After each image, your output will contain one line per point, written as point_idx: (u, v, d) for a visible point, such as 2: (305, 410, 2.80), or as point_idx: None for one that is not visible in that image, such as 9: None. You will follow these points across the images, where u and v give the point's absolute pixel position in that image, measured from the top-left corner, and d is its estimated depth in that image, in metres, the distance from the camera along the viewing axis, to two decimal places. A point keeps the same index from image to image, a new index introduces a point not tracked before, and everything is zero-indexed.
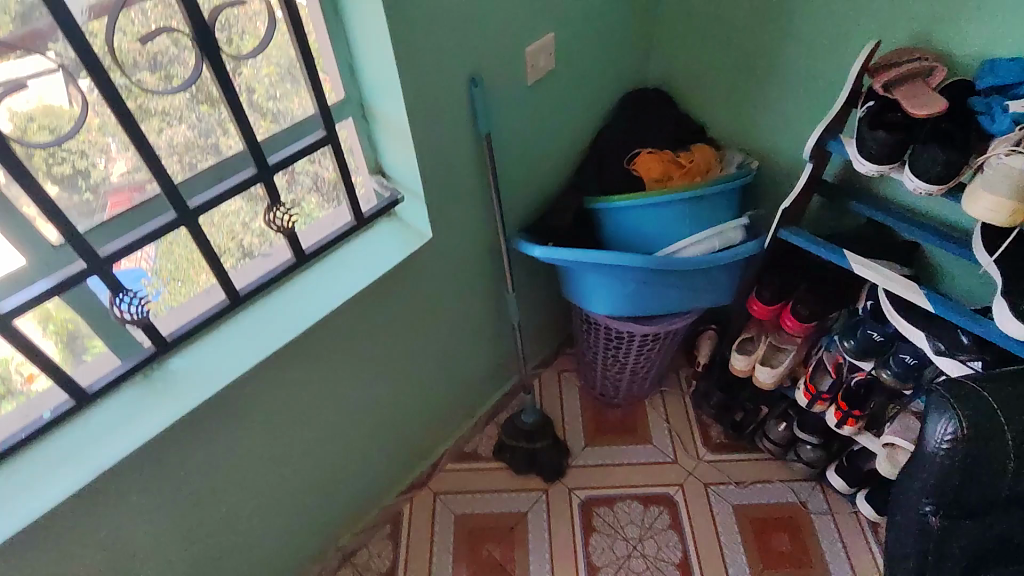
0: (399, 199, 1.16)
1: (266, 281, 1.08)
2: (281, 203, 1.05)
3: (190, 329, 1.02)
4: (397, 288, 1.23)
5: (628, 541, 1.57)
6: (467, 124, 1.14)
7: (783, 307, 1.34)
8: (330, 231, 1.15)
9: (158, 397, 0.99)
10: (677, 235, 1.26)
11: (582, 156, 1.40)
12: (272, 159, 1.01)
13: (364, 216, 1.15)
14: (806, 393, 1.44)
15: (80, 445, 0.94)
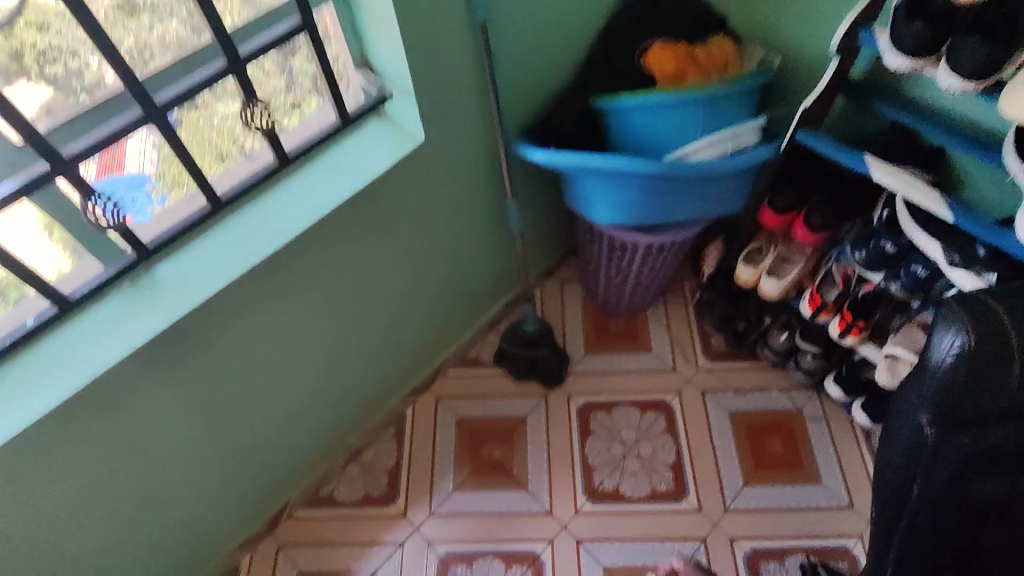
0: (387, 98, 1.11)
1: (247, 185, 1.05)
2: (257, 100, 1.00)
3: (172, 235, 1.00)
4: (391, 193, 1.17)
5: (624, 444, 1.62)
6: (462, 13, 1.04)
7: (794, 216, 1.28)
8: (313, 132, 1.09)
9: (147, 303, 0.98)
10: (687, 137, 1.18)
11: (590, 52, 1.30)
12: (243, 49, 0.95)
13: (349, 116, 1.09)
14: (811, 304, 1.41)
15: (75, 349, 0.94)
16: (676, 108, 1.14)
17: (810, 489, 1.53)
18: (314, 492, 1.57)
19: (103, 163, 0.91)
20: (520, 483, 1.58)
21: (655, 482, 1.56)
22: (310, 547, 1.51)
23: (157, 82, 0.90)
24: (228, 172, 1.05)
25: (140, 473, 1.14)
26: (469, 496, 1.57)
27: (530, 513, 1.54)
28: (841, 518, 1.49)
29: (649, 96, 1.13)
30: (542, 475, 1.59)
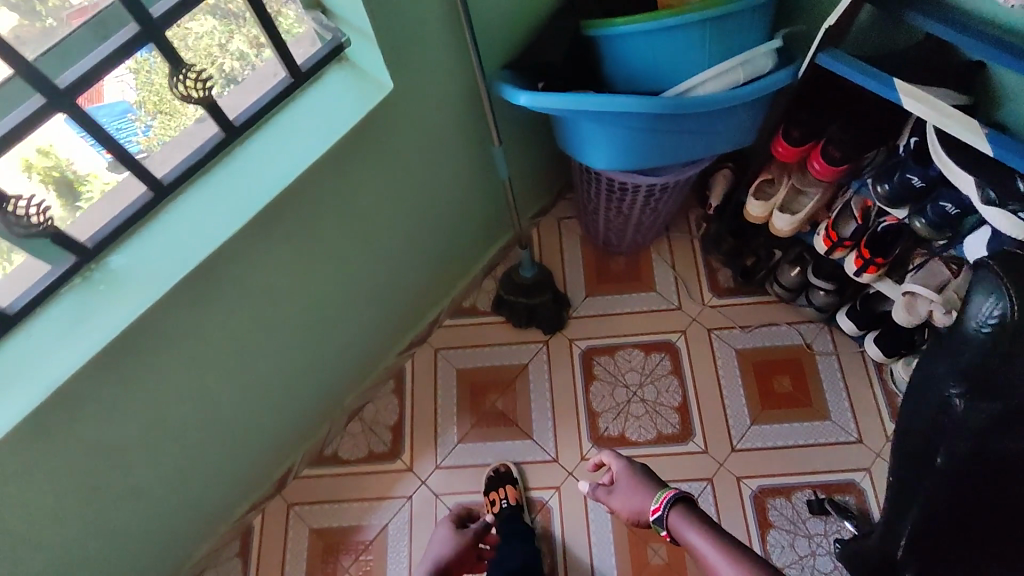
0: (343, 46, 0.96)
1: (190, 165, 0.92)
2: (188, 65, 0.85)
3: (118, 227, 0.90)
4: (362, 151, 1.05)
5: (628, 388, 1.59)
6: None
7: (811, 149, 1.15)
8: (263, 92, 0.96)
9: (100, 299, 0.89)
10: (692, 65, 1.03)
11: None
12: (155, 10, 0.80)
13: (301, 70, 0.95)
14: (826, 240, 1.32)
15: (30, 361, 0.86)
16: (680, 33, 0.98)
17: (818, 425, 1.51)
18: (318, 451, 1.56)
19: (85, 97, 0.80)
20: (524, 433, 1.56)
21: (661, 425, 1.54)
22: (319, 505, 1.52)
23: (57, 60, 0.76)
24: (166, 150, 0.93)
25: (131, 459, 1.11)
26: (474, 447, 1.56)
27: (536, 461, 1.53)
28: (849, 453, 1.47)
29: (649, 20, 0.97)
30: (547, 423, 1.57)
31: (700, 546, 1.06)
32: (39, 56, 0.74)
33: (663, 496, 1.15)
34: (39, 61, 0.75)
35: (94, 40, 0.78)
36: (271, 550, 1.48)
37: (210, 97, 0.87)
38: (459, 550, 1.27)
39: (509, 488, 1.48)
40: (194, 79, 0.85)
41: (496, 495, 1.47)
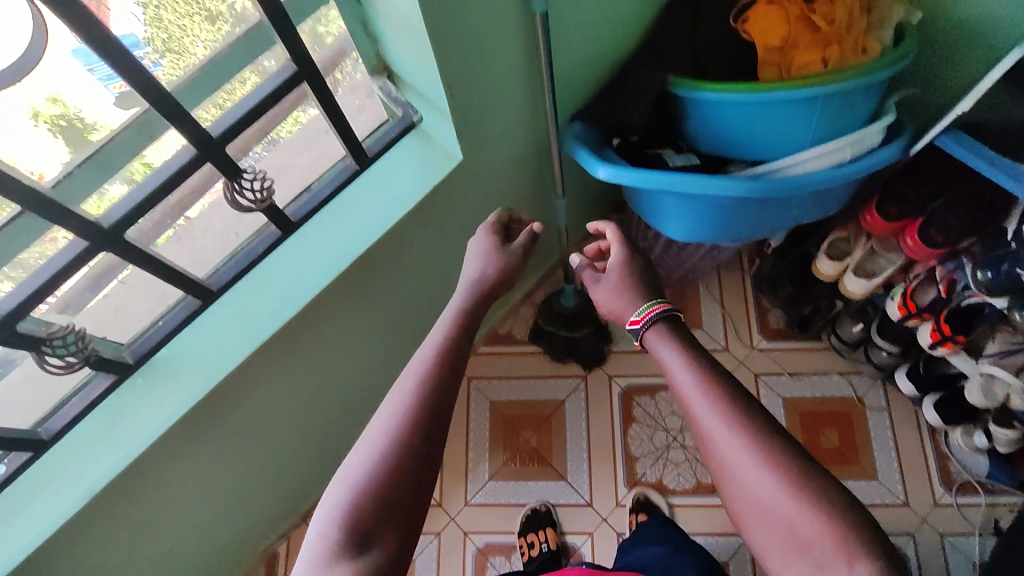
0: (412, 126, 0.88)
1: (241, 270, 0.86)
2: (242, 175, 0.79)
3: (156, 341, 0.84)
4: (425, 222, 0.95)
5: (669, 432, 1.53)
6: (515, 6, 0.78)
7: (906, 225, 1.04)
8: (320, 180, 0.89)
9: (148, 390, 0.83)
10: (791, 138, 0.92)
11: (664, 17, 1.02)
12: (213, 128, 0.74)
13: (369, 157, 0.87)
14: (901, 307, 1.21)
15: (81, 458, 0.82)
16: (789, 107, 0.87)
17: (865, 485, 1.45)
18: None
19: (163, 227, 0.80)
20: (557, 473, 1.51)
21: (700, 474, 1.49)
22: None
23: (95, 169, 0.70)
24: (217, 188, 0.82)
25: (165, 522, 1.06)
26: (505, 486, 1.51)
27: (568, 505, 1.48)
28: (895, 517, 1.41)
29: (756, 91, 0.85)
30: (581, 464, 1.52)
31: (676, 370, 0.70)
32: (73, 168, 0.68)
33: (643, 308, 0.75)
34: (74, 175, 0.68)
35: (140, 140, 0.71)
36: None
37: (271, 202, 0.81)
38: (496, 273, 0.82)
39: (546, 530, 1.43)
40: (255, 190, 0.79)
41: (534, 536, 1.42)
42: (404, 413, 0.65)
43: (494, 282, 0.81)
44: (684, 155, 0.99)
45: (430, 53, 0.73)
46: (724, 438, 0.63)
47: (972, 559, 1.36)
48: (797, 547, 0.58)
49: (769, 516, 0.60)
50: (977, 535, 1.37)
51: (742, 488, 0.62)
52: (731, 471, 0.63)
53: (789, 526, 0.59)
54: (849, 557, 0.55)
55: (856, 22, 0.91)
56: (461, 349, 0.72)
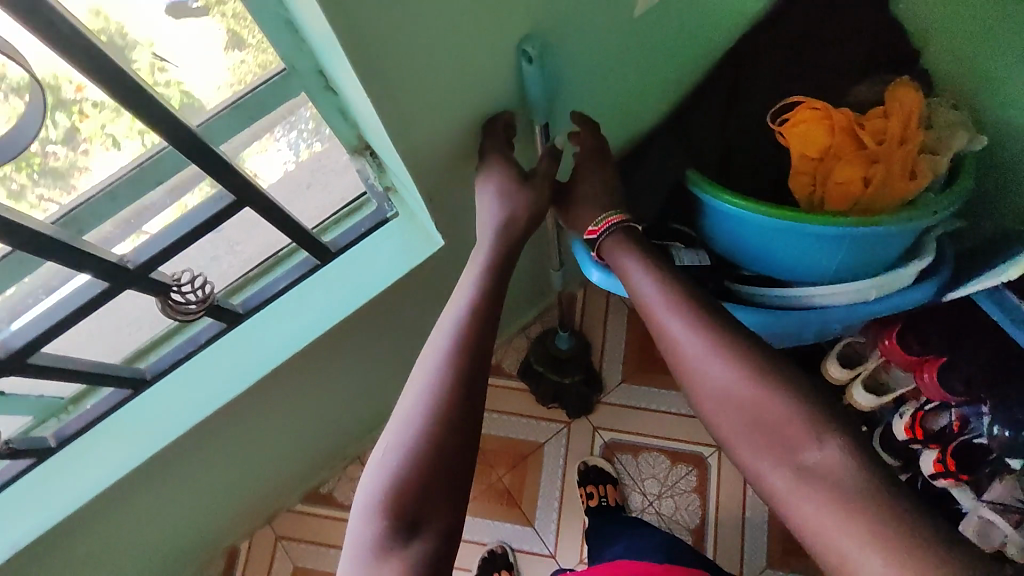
0: (388, 221, 0.84)
1: (179, 360, 0.84)
2: (175, 284, 0.74)
3: (88, 422, 0.84)
4: (402, 289, 0.90)
5: (645, 496, 1.48)
6: (505, 95, 0.70)
7: (926, 360, 0.96)
8: (284, 268, 0.85)
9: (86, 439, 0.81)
10: (809, 265, 0.83)
11: (689, 97, 0.92)
12: (134, 256, 0.68)
13: (335, 251, 0.84)
14: (908, 429, 1.13)
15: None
16: (816, 238, 0.78)
17: None
18: (314, 488, 1.54)
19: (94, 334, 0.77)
20: (525, 518, 1.48)
21: None
22: (307, 545, 1.50)
23: (16, 266, 0.62)
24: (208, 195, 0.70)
25: (115, 535, 1.07)
26: (470, 520, 1.49)
27: (530, 551, 1.45)
28: None
29: (783, 218, 0.76)
30: (551, 511, 1.48)
31: (640, 282, 0.74)
32: None
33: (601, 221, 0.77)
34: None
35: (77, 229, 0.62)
36: None
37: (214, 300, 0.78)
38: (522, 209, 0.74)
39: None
40: (195, 298, 0.76)
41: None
42: (439, 382, 0.63)
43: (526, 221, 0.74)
44: (694, 251, 0.88)
45: (407, 146, 0.66)
46: (684, 334, 0.69)
47: None
48: (764, 434, 0.63)
49: (733, 407, 0.66)
50: None
51: (710, 382, 0.67)
52: (699, 372, 0.68)
53: (753, 412, 0.64)
54: (814, 433, 0.61)
55: (909, 136, 0.81)
56: (492, 302, 0.69)
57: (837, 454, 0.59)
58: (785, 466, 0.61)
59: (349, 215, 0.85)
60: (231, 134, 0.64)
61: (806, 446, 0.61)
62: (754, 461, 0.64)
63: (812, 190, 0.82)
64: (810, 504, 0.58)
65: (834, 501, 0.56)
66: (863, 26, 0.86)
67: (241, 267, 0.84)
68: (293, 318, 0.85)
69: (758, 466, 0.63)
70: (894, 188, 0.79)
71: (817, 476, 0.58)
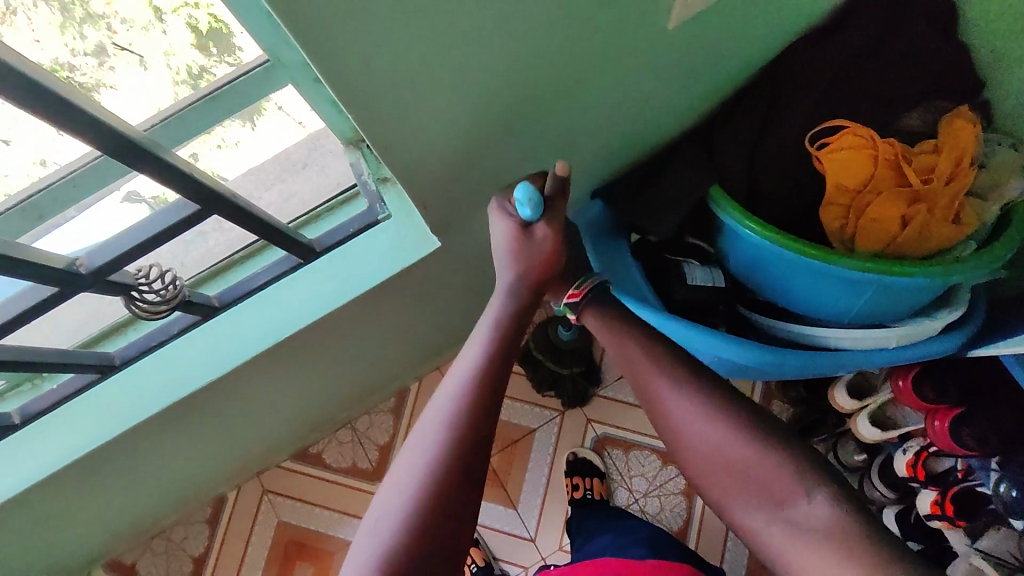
0: (377, 224, 0.79)
1: (148, 348, 0.80)
2: (138, 287, 0.65)
3: (52, 402, 0.82)
4: (399, 283, 0.86)
5: (632, 492, 1.47)
6: (516, 102, 0.64)
7: (939, 408, 0.90)
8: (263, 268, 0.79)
9: None
10: (831, 306, 0.78)
11: (725, 107, 0.84)
12: (88, 261, 0.58)
13: (319, 250, 0.78)
14: (910, 467, 1.08)
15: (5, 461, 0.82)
16: (841, 282, 0.74)
17: None
18: (303, 448, 1.55)
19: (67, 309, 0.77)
20: (509, 500, 1.48)
21: None
22: (294, 502, 1.53)
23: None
24: (226, 130, 0.66)
25: (101, 487, 1.08)
26: None
27: (511, 533, 1.46)
28: None
29: (809, 258, 0.71)
30: (536, 496, 1.48)
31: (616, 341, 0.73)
32: None
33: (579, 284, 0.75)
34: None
35: (30, 223, 0.60)
36: (237, 527, 1.52)
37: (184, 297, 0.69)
38: (530, 267, 0.70)
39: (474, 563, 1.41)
40: (158, 299, 0.67)
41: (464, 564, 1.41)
42: (438, 444, 0.60)
43: (537, 286, 0.71)
44: (707, 270, 0.85)
45: (408, 145, 0.61)
46: (668, 395, 0.66)
47: None
48: (750, 490, 0.61)
49: (714, 461, 0.63)
50: None
51: (691, 439, 0.65)
52: (680, 424, 0.66)
53: (739, 468, 0.62)
54: (804, 486, 0.59)
55: (959, 175, 0.77)
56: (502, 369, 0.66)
57: (825, 508, 0.58)
58: (778, 521, 0.59)
59: (342, 203, 0.81)
60: (201, 128, 0.62)
61: (797, 501, 0.59)
62: (741, 515, 0.62)
63: (843, 223, 0.78)
64: (805, 560, 0.56)
65: (829, 552, 0.55)
66: (929, 46, 0.78)
67: (229, 247, 0.80)
68: (282, 306, 0.81)
69: (752, 526, 0.61)
70: (933, 233, 0.75)
71: (811, 530, 0.57)
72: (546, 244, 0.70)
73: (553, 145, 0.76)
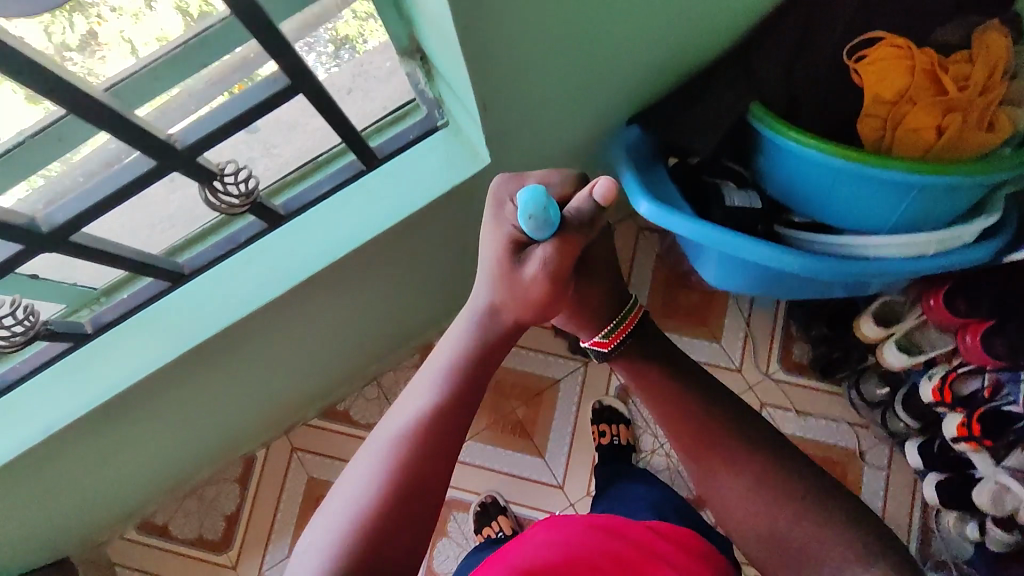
0: (435, 130, 0.81)
1: (218, 257, 0.81)
2: (219, 172, 0.70)
3: (125, 311, 0.80)
4: (440, 207, 0.87)
5: (657, 437, 1.49)
6: (561, 5, 0.64)
7: (970, 322, 0.94)
8: (325, 180, 0.82)
9: (131, 336, 0.81)
10: (870, 213, 0.80)
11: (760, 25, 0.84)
12: (181, 137, 0.64)
13: (378, 159, 0.80)
14: (936, 392, 1.12)
15: (49, 392, 0.82)
16: (879, 186, 0.76)
17: None
18: (331, 405, 1.57)
19: (133, 208, 0.74)
20: (536, 449, 1.50)
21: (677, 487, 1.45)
22: (322, 457, 1.55)
23: (55, 143, 0.57)
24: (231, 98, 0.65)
25: (143, 431, 1.10)
26: (485, 448, 1.51)
27: (539, 480, 1.49)
28: None
29: (853, 161, 0.73)
30: (562, 445, 1.50)
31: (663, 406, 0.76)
32: (24, 138, 0.55)
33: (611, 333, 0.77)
34: (26, 147, 0.56)
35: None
36: (269, 483, 1.54)
37: (258, 197, 0.74)
38: (513, 303, 0.66)
39: (496, 521, 1.44)
40: (241, 192, 0.72)
41: (487, 529, 1.42)
42: (381, 477, 0.58)
43: (516, 327, 0.68)
44: (745, 192, 0.88)
45: (462, 43, 0.62)
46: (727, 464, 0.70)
47: None
48: (786, 557, 0.66)
49: (757, 529, 0.68)
50: None
51: (742, 512, 0.69)
52: (726, 491, 0.70)
53: (792, 541, 0.66)
54: (864, 557, 0.63)
55: (991, 87, 0.78)
56: (459, 401, 0.64)
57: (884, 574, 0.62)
58: None
59: (401, 118, 0.81)
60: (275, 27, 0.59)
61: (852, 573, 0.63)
62: None
63: (880, 135, 0.80)
64: None
65: None
66: None
67: (277, 172, 0.81)
68: (325, 232, 0.81)
69: None
70: (967, 141, 0.78)
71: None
72: (536, 285, 0.64)
73: (593, 60, 0.76)
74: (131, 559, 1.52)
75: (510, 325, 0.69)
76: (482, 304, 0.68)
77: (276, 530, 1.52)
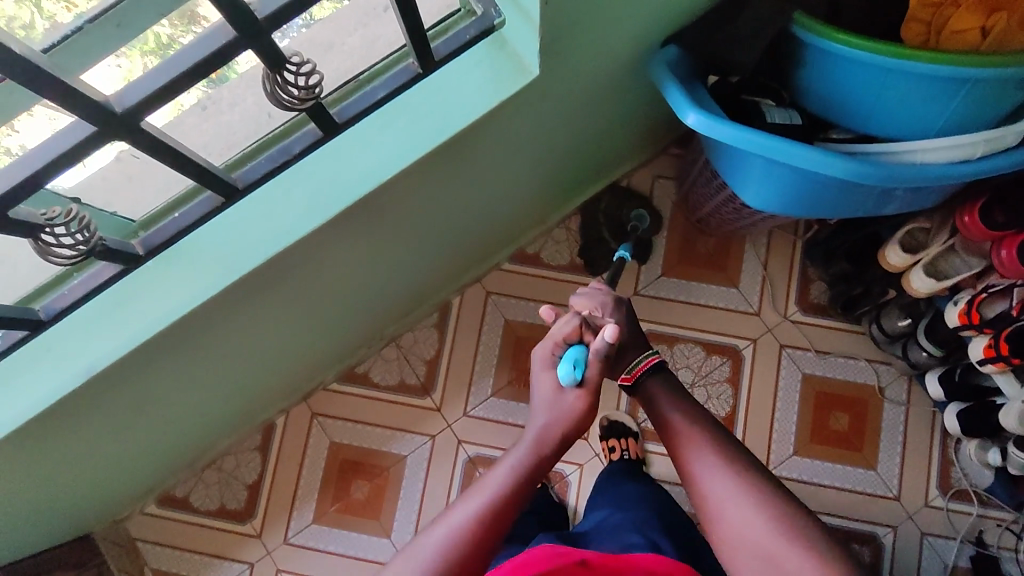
0: (492, 30, 0.76)
1: (271, 171, 0.75)
2: (287, 61, 0.63)
3: (173, 234, 0.76)
4: (479, 134, 0.85)
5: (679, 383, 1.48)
6: None
7: (1005, 236, 0.95)
8: (379, 88, 0.76)
9: (167, 273, 0.78)
10: (916, 115, 0.80)
11: None
12: (260, 7, 0.57)
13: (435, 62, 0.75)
14: (962, 316, 1.13)
15: (86, 336, 0.79)
16: (930, 85, 0.75)
17: (862, 473, 1.41)
18: (349, 367, 1.54)
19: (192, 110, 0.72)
20: None
21: None
22: (342, 421, 1.52)
23: (112, 30, 0.56)
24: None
25: (170, 388, 1.07)
26: (506, 405, 1.50)
27: None
28: (884, 508, 1.39)
29: (903, 60, 0.73)
30: None
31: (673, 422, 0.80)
32: (83, 23, 0.54)
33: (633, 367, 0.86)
34: (85, 32, 0.55)
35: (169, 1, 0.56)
36: (289, 449, 1.51)
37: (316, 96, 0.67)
38: (559, 422, 0.76)
39: None
40: (304, 88, 0.65)
41: None
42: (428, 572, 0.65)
43: (560, 445, 0.76)
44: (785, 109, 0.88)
45: None
46: (720, 481, 0.74)
47: (945, 562, 1.36)
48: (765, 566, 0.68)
49: (741, 536, 0.70)
50: (959, 541, 1.36)
51: (727, 521, 0.71)
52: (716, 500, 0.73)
53: (769, 553, 0.68)
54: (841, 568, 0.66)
55: None
56: (509, 511, 0.70)
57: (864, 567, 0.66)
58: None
59: (448, 28, 0.77)
60: None
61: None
62: None
63: (924, 40, 0.80)
64: None
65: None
66: None
67: None
68: (365, 160, 0.79)
69: None
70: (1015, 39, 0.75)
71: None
72: (580, 401, 0.77)
73: None
74: (151, 533, 1.49)
75: (561, 443, 0.76)
76: (541, 429, 0.76)
77: (300, 497, 1.50)
